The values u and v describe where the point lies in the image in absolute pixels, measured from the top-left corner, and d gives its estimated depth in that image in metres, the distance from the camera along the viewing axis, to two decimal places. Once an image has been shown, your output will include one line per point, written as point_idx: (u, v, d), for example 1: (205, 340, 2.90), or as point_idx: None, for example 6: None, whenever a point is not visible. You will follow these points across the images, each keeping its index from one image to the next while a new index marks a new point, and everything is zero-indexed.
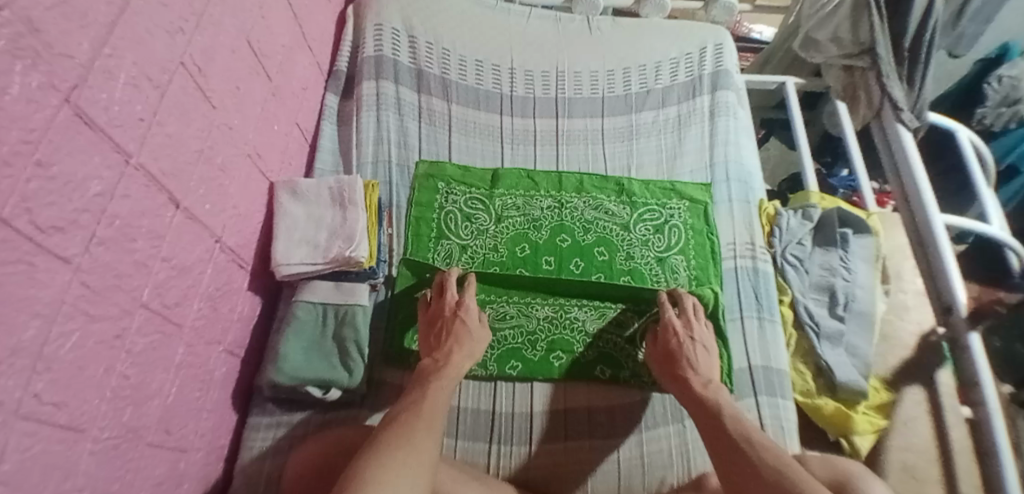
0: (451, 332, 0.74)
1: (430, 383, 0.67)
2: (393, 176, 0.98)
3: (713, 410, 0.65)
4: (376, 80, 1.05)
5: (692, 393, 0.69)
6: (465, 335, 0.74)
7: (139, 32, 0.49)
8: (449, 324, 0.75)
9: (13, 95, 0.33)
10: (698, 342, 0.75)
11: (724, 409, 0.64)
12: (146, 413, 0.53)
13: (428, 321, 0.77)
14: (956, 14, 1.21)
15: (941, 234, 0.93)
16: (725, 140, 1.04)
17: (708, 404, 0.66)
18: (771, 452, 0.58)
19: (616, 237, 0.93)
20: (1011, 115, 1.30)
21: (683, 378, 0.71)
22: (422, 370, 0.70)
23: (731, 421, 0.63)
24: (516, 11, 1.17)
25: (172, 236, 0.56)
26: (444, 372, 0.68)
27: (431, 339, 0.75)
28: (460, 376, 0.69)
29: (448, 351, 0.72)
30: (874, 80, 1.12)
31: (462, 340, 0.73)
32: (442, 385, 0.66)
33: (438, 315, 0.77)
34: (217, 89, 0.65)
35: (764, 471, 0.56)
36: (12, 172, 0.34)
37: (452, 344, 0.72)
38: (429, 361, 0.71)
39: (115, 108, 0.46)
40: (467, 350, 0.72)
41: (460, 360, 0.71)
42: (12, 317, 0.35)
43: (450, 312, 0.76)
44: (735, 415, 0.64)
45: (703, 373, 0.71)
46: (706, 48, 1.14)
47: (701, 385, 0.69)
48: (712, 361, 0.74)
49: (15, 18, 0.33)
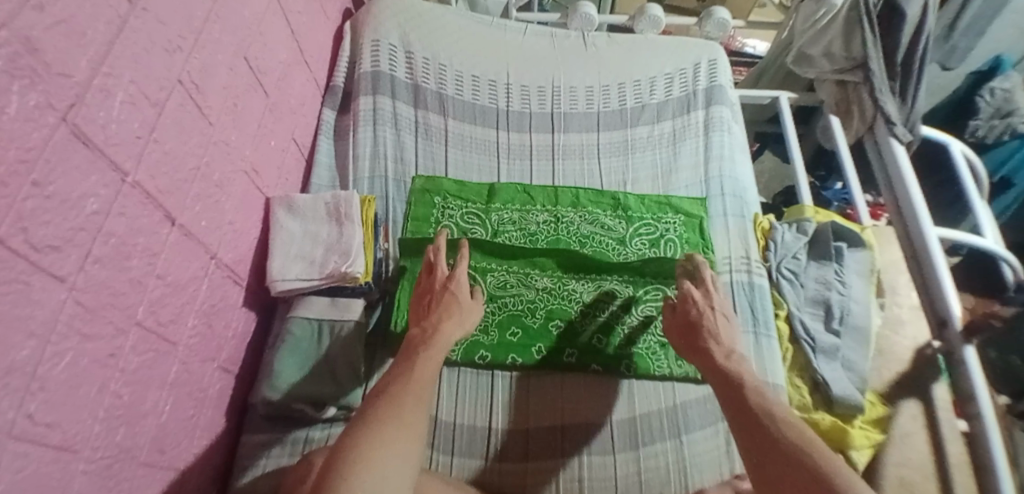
0: (441, 302, 0.75)
1: (419, 352, 0.66)
2: (389, 190, 0.98)
3: (735, 381, 0.65)
4: (373, 95, 1.06)
5: (714, 362, 0.69)
6: (455, 306, 0.74)
7: (136, 50, 0.49)
8: (441, 296, 0.75)
9: (10, 114, 0.34)
10: (716, 310, 0.76)
11: (746, 382, 0.64)
12: (140, 431, 0.53)
13: (422, 293, 0.78)
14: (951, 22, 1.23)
15: (936, 249, 0.93)
16: (719, 154, 1.04)
17: (730, 375, 0.66)
18: (793, 427, 0.57)
19: (612, 250, 0.93)
20: (1003, 128, 1.30)
21: (706, 350, 0.71)
22: (411, 341, 0.69)
23: (754, 393, 0.63)
24: (512, 27, 1.18)
25: (168, 253, 0.56)
26: (433, 341, 0.68)
27: (421, 309, 0.75)
28: (448, 343, 0.69)
29: (436, 320, 0.72)
30: (867, 95, 1.13)
31: (451, 310, 0.73)
32: (431, 353, 0.66)
33: (429, 288, 0.77)
34: (215, 105, 0.66)
35: (783, 441, 0.55)
36: (8, 192, 0.34)
37: (442, 313, 0.73)
38: (417, 331, 0.71)
39: (112, 126, 0.46)
40: (457, 319, 0.73)
41: (448, 328, 0.71)
42: (7, 337, 0.35)
43: (440, 284, 0.77)
44: (757, 388, 0.63)
45: (726, 345, 0.71)
46: (700, 64, 1.15)
47: (724, 356, 0.69)
48: (732, 332, 0.74)
49: (14, 38, 0.34)
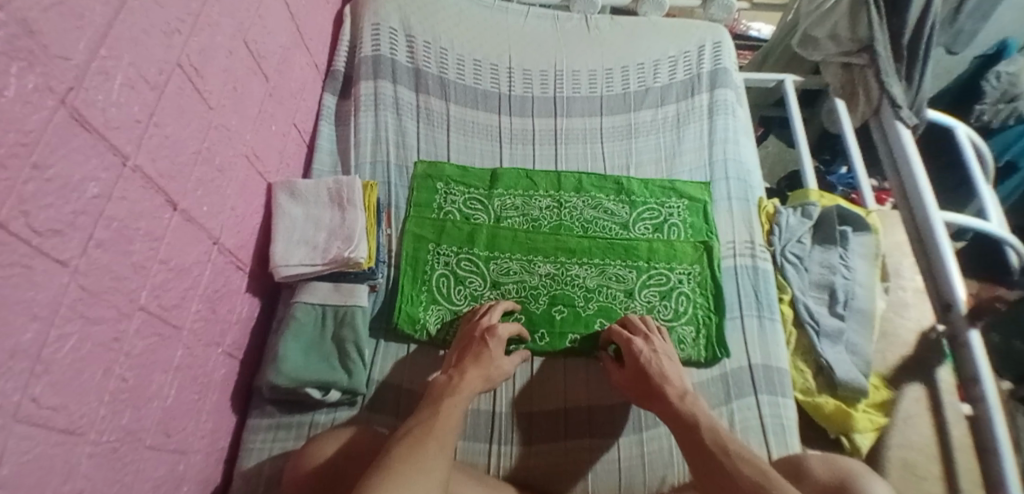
0: (474, 352, 0.73)
1: (442, 401, 0.65)
2: (391, 176, 0.97)
3: (689, 423, 0.63)
4: (374, 79, 1.05)
5: (669, 406, 0.66)
6: (486, 359, 0.72)
7: (134, 33, 0.49)
8: (476, 346, 0.74)
9: (10, 96, 0.34)
10: (660, 352, 0.74)
11: (702, 422, 0.62)
12: (145, 415, 0.53)
13: (460, 339, 0.77)
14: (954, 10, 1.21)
15: (940, 234, 0.92)
16: (724, 138, 1.03)
17: (685, 418, 0.64)
18: (750, 462, 0.56)
19: (615, 235, 0.93)
20: (1009, 111, 1.29)
21: (660, 393, 0.68)
22: (436, 388, 0.69)
23: (709, 432, 0.61)
24: (514, 10, 1.16)
25: (170, 238, 0.56)
26: (458, 391, 0.67)
27: (454, 355, 0.75)
28: (471, 394, 0.68)
29: (464, 369, 0.71)
30: (873, 78, 1.12)
31: (481, 362, 0.71)
32: (453, 403, 0.65)
33: (468, 335, 0.76)
34: (215, 90, 0.65)
35: (741, 482, 0.54)
36: (9, 175, 0.34)
37: (471, 364, 0.71)
38: (443, 378, 0.70)
39: (112, 110, 0.46)
40: (484, 372, 0.71)
41: (474, 379, 0.69)
42: (10, 320, 0.35)
43: (479, 333, 0.75)
44: (713, 427, 0.61)
45: (679, 385, 0.69)
46: (704, 46, 1.13)
47: (678, 398, 0.67)
48: (680, 371, 0.73)
49: (11, 19, 0.34)
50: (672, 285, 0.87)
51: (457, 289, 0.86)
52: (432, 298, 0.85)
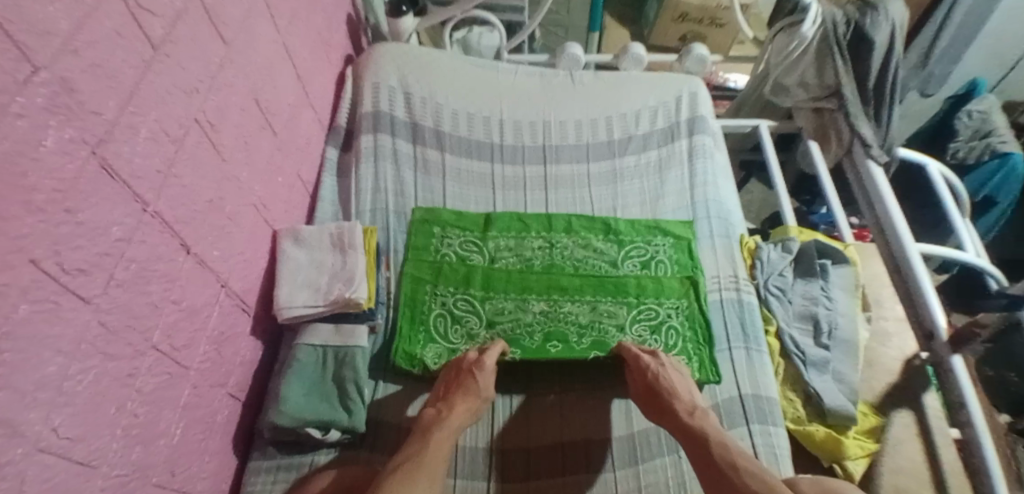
0: (462, 385, 0.76)
1: (431, 435, 0.69)
2: (390, 222, 1.03)
3: (699, 437, 0.69)
4: (374, 133, 1.12)
5: (680, 422, 0.72)
6: (474, 391, 0.75)
7: (158, 93, 0.55)
8: (463, 378, 0.77)
9: (49, 146, 0.39)
10: (667, 365, 0.79)
11: (711, 436, 0.68)
12: (154, 452, 0.54)
13: (448, 371, 0.80)
14: (924, 55, 1.35)
15: (916, 264, 0.97)
16: (703, 181, 1.10)
17: (695, 432, 0.69)
18: (759, 478, 0.61)
19: (605, 273, 0.97)
20: (983, 148, 1.40)
21: (670, 409, 0.74)
22: (425, 421, 0.72)
23: (719, 447, 0.66)
24: (504, 68, 1.26)
25: (184, 280, 0.60)
26: (445, 424, 0.71)
27: (442, 387, 0.78)
28: (459, 428, 0.71)
29: (452, 402, 0.74)
30: (843, 121, 1.21)
31: (469, 394, 0.75)
32: (442, 438, 0.69)
33: (455, 367, 0.79)
34: (228, 143, 0.71)
35: None
36: (44, 217, 0.38)
37: (458, 396, 0.74)
38: (432, 411, 0.74)
39: (136, 160, 0.51)
40: (472, 405, 0.74)
41: (462, 413, 0.73)
42: (37, 354, 0.38)
43: (467, 366, 0.78)
44: (722, 441, 0.67)
45: (687, 400, 0.75)
46: (682, 96, 1.23)
47: (688, 412, 0.73)
48: (689, 385, 0.78)
49: (52, 78, 0.39)
50: (661, 319, 0.90)
51: (454, 328, 0.89)
52: (429, 337, 0.87)
